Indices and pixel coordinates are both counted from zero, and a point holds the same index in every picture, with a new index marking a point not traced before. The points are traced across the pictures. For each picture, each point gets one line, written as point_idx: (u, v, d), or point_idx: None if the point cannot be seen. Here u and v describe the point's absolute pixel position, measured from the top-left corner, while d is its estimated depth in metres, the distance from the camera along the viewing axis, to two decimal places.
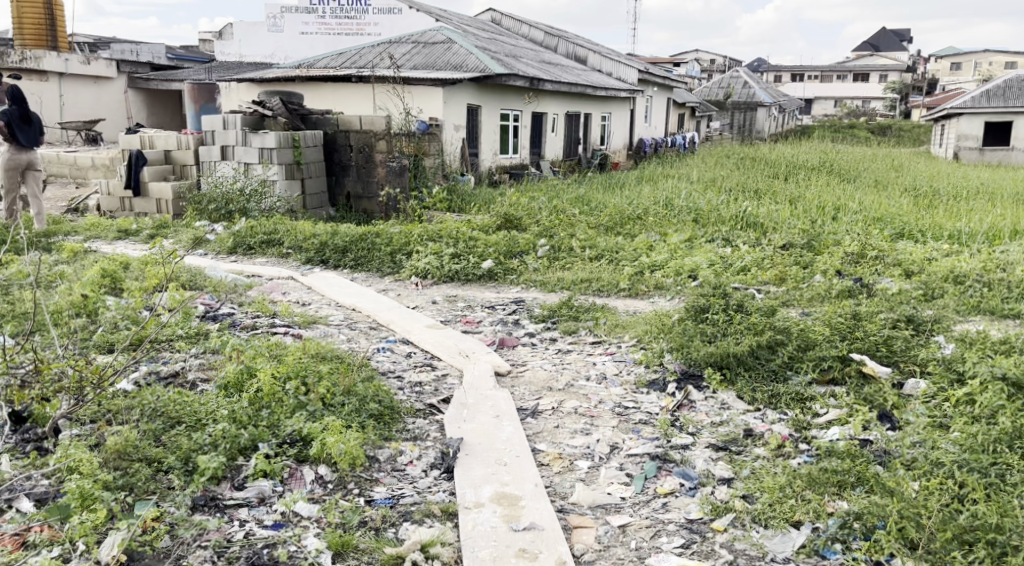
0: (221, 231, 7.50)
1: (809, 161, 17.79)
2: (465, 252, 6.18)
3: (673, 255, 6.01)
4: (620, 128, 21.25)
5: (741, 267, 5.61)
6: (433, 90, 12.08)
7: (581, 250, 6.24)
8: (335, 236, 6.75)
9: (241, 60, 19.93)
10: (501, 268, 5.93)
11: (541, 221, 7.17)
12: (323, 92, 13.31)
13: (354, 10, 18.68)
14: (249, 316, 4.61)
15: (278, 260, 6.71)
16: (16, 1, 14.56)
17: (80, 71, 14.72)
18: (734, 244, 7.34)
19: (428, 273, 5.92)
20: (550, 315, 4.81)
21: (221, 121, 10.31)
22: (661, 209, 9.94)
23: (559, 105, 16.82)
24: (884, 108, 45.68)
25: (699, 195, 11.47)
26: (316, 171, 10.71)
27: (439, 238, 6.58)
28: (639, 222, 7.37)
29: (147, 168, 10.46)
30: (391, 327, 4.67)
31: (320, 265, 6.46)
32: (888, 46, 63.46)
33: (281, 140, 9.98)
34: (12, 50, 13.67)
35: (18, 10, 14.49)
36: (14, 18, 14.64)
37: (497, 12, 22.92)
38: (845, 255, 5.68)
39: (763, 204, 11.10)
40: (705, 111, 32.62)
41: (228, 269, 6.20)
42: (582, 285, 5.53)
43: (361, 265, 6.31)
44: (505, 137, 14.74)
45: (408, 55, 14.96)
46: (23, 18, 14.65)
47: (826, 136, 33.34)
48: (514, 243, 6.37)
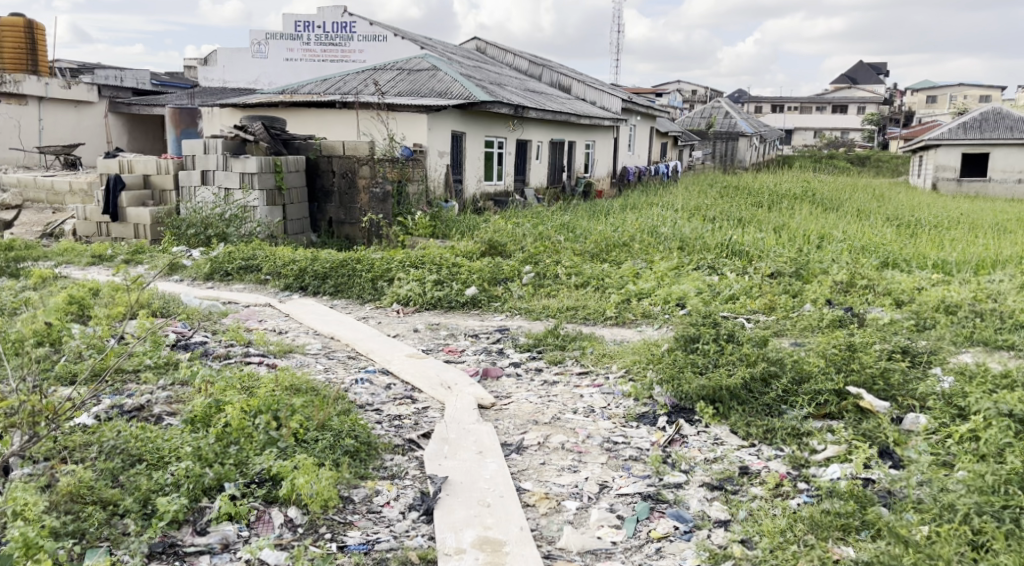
0: (198, 257, 7.34)
1: (792, 190, 17.85)
2: (449, 279, 6.03)
3: (660, 283, 5.90)
4: (604, 155, 21.30)
5: (731, 296, 5.50)
6: (417, 117, 12.01)
7: (567, 277, 6.10)
8: (315, 262, 6.59)
9: (224, 86, 19.85)
10: (486, 296, 5.79)
11: (525, 248, 7.04)
12: (306, 118, 13.22)
13: (339, 37, 18.70)
14: (222, 344, 4.43)
15: (256, 287, 6.54)
16: None
17: (59, 95, 14.57)
18: (720, 272, 7.26)
19: (410, 300, 5.77)
20: (536, 344, 4.66)
21: (201, 146, 10.17)
22: (645, 236, 9.88)
23: (544, 133, 16.81)
24: (863, 139, 46.39)
25: (684, 223, 11.43)
26: (297, 196, 10.56)
27: (421, 264, 6.44)
28: (625, 249, 7.27)
29: (125, 192, 10.28)
30: (370, 357, 4.50)
31: (299, 292, 6.31)
32: (867, 80, 64.64)
33: (263, 164, 9.84)
34: None
35: None
36: None
37: (482, 41, 23.05)
38: (834, 284, 5.59)
39: (747, 232, 11.08)
40: (687, 140, 32.91)
41: (204, 296, 6.03)
42: (567, 313, 5.40)
43: (341, 293, 6.16)
44: (489, 164, 14.68)
45: (393, 82, 14.92)
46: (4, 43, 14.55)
47: (807, 166, 33.71)
48: (498, 269, 6.22)
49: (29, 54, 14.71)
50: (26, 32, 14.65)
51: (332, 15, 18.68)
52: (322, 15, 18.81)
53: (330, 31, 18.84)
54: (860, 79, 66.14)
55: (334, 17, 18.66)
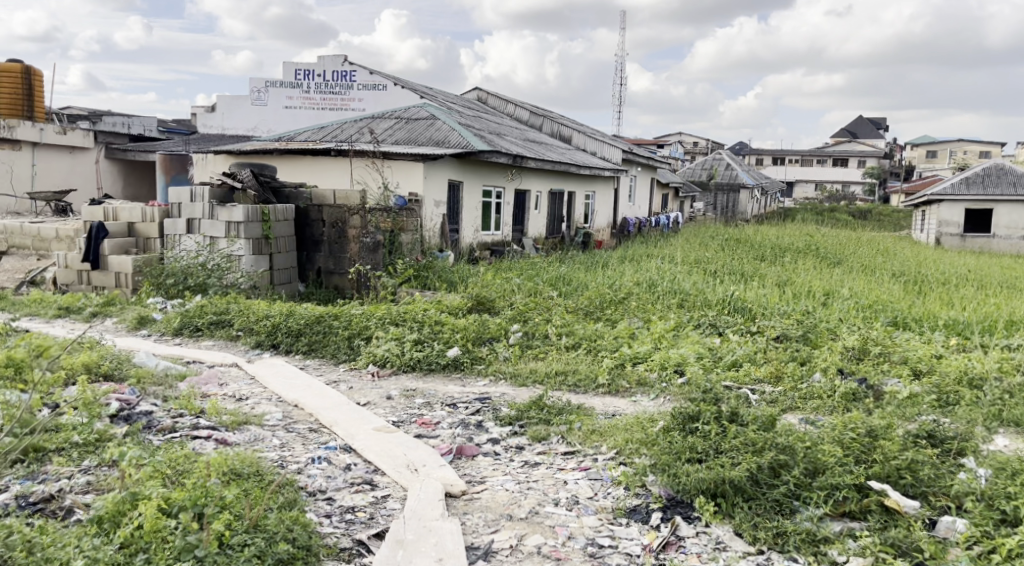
0: (170, 310, 6.96)
1: (795, 245, 17.51)
2: (431, 338, 5.61)
3: (658, 346, 5.46)
4: (604, 206, 21.08)
5: (733, 363, 5.05)
6: (413, 166, 11.74)
7: (558, 337, 5.65)
8: (290, 318, 6.19)
9: (222, 132, 19.73)
10: (470, 357, 5.36)
11: (515, 304, 6.62)
12: (299, 165, 12.95)
13: (339, 86, 18.58)
14: (170, 416, 3.99)
15: (226, 343, 6.14)
16: None
17: (54, 141, 14.38)
18: (721, 332, 6.85)
19: (387, 362, 5.34)
20: (519, 417, 4.19)
21: (188, 194, 9.87)
22: (643, 291, 9.51)
23: (542, 183, 16.54)
24: (864, 193, 46.45)
25: (684, 277, 11.04)
26: (285, 246, 10.20)
27: (402, 321, 6.02)
28: (621, 306, 6.86)
29: (107, 240, 9.96)
30: (332, 430, 4.05)
31: (270, 350, 5.90)
32: (866, 135, 65.28)
33: (249, 213, 9.50)
34: None
35: None
36: None
37: (483, 91, 23.02)
38: (845, 351, 5.15)
39: (749, 288, 10.70)
40: (689, 192, 32.85)
41: (165, 355, 5.63)
42: (555, 379, 4.96)
43: (315, 352, 5.75)
44: (487, 214, 14.38)
45: (390, 131, 14.71)
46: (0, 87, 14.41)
47: (809, 219, 33.58)
48: (484, 328, 5.78)
49: (26, 101, 14.60)
50: (23, 78, 14.52)
51: (332, 64, 18.60)
52: (322, 64, 18.74)
53: (330, 79, 18.74)
54: (860, 133, 66.69)
55: (334, 65, 18.59)
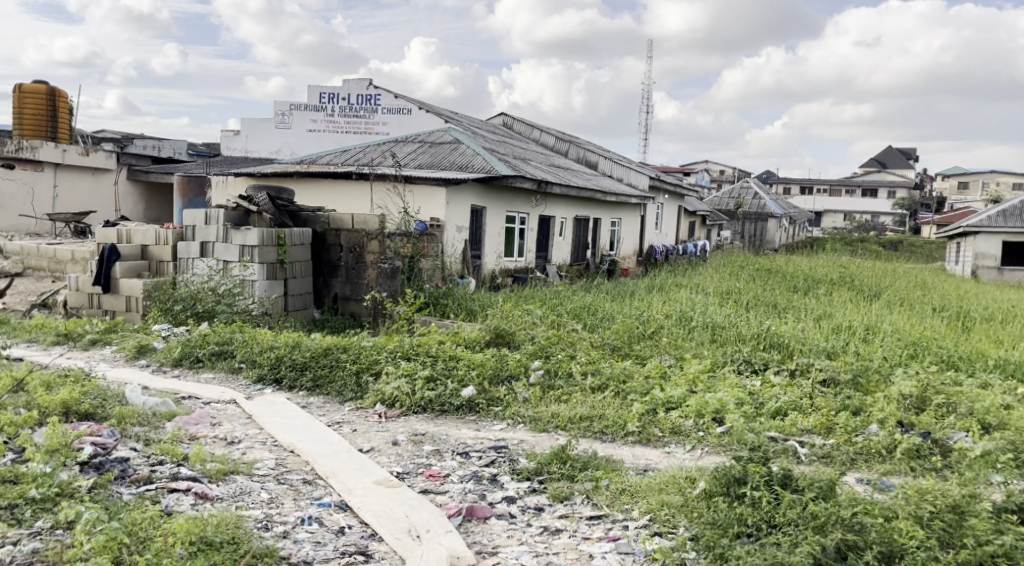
0: (171, 339, 6.62)
1: (828, 276, 16.91)
2: (445, 376, 5.15)
3: (693, 389, 4.96)
4: (629, 234, 20.66)
5: (778, 411, 4.53)
6: (435, 191, 11.41)
7: (583, 376, 5.16)
8: (295, 350, 5.80)
9: (246, 155, 19.61)
10: (486, 398, 4.90)
11: (536, 337, 6.15)
12: (318, 189, 12.66)
13: (363, 109, 18.36)
14: (148, 464, 3.58)
15: (227, 376, 5.75)
16: (19, 92, 14.30)
17: (77, 163, 14.23)
18: (758, 373, 6.34)
19: (396, 401, 4.91)
20: (538, 471, 3.71)
21: (203, 217, 9.58)
22: (670, 323, 9.04)
23: (567, 209, 16.15)
24: (895, 223, 45.65)
25: (714, 309, 10.54)
26: (301, 271, 9.83)
27: (414, 355, 5.59)
28: (651, 342, 6.37)
29: (119, 263, 9.68)
30: (328, 482, 3.61)
31: (272, 385, 5.49)
32: (897, 165, 64.56)
33: (264, 237, 9.15)
34: (10, 139, 13.03)
35: (19, 101, 14.23)
36: (16, 109, 14.34)
37: (509, 116, 22.76)
38: (903, 401, 4.62)
39: (783, 323, 10.18)
40: (716, 220, 32.35)
41: (159, 390, 5.26)
42: (580, 425, 4.48)
43: (321, 387, 5.34)
44: (510, 241, 13.99)
45: (413, 155, 14.41)
46: (25, 109, 14.32)
47: (840, 250, 32.88)
48: (502, 365, 5.30)
49: (50, 122, 14.49)
50: (47, 99, 14.43)
51: (357, 88, 18.42)
52: (347, 87, 18.57)
53: (354, 103, 18.54)
54: (890, 163, 65.86)
55: (359, 89, 18.40)
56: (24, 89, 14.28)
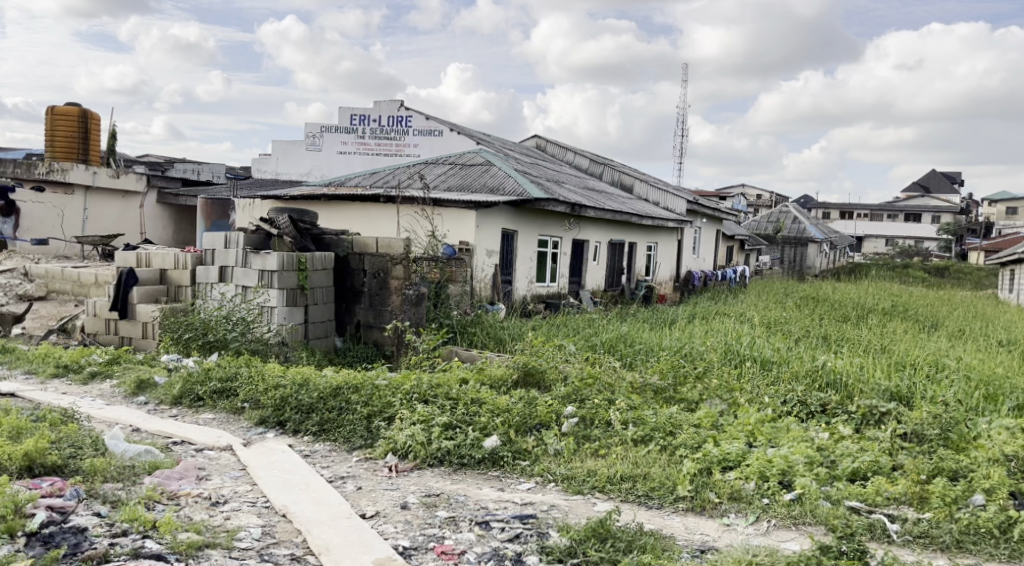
0: (175, 374, 6.13)
1: (878, 305, 16.06)
2: (466, 423, 4.54)
3: (752, 444, 4.28)
4: (666, 259, 20.01)
5: (856, 474, 3.85)
6: (465, 214, 10.91)
7: (624, 426, 4.51)
8: (302, 389, 5.23)
9: (276, 178, 19.36)
10: (512, 450, 4.28)
11: (570, 376, 5.50)
12: (344, 212, 12.22)
13: (394, 131, 17.97)
14: (106, 536, 3.03)
15: (228, 418, 5.21)
16: (52, 113, 13.84)
17: (108, 185, 13.90)
18: (819, 422, 5.64)
19: (410, 452, 4.33)
20: (573, 550, 3.09)
21: (222, 240, 9.14)
22: (714, 357, 8.39)
23: (602, 233, 15.55)
24: (939, 249, 44.42)
25: (760, 341, 9.85)
26: (323, 297, 9.20)
27: (433, 397, 4.97)
28: (699, 383, 5.69)
29: (137, 287, 9.32)
30: (321, 561, 3.04)
31: (275, 430, 4.94)
32: (940, 190, 63.17)
33: (285, 261, 8.55)
34: (41, 161, 12.88)
35: (52, 124, 13.79)
36: (49, 131, 13.92)
37: (542, 138, 22.29)
38: (1007, 464, 3.92)
39: (835, 358, 9.46)
40: (755, 245, 31.60)
41: (149, 435, 4.74)
42: (621, 486, 3.85)
43: (329, 432, 4.78)
44: (542, 265, 13.41)
45: (443, 177, 13.93)
46: (57, 131, 13.90)
47: (884, 276, 31.89)
48: (531, 410, 4.67)
49: (83, 143, 14.08)
50: (80, 121, 13.98)
51: (388, 109, 18.05)
52: (378, 109, 18.22)
53: (385, 124, 18.17)
54: (932, 187, 64.47)
55: (390, 111, 18.02)
56: (56, 112, 13.83)
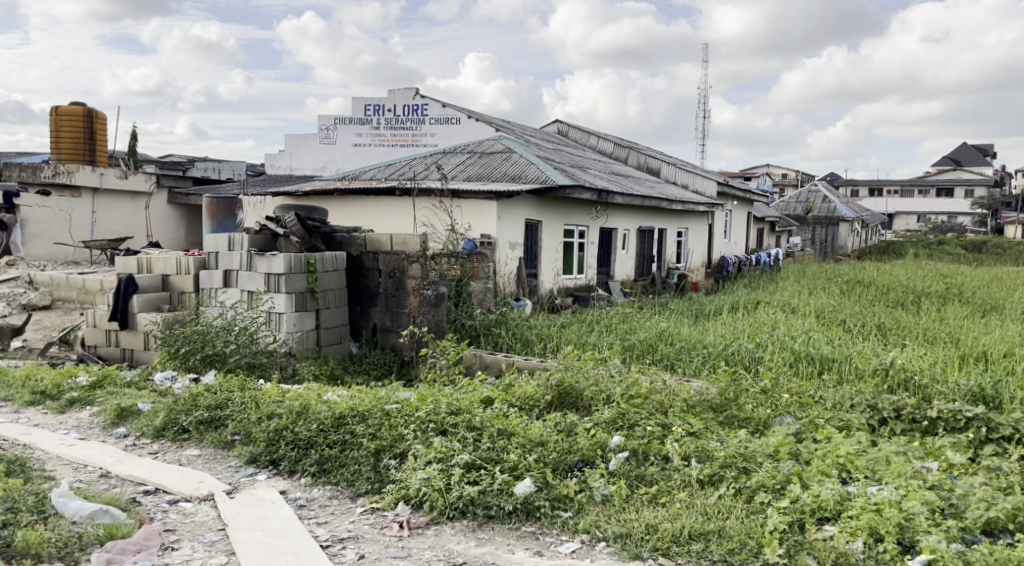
0: (163, 398, 5.40)
1: (930, 287, 15.05)
2: (493, 462, 3.76)
3: (848, 484, 3.45)
4: (697, 244, 19.10)
5: (992, 527, 3.07)
6: (486, 205, 10.11)
7: (685, 462, 3.71)
8: (300, 420, 4.46)
9: (290, 173, 18.68)
10: (550, 498, 3.49)
11: (612, 394, 4.69)
12: (358, 207, 11.45)
13: (409, 121, 17.19)
14: None
15: (216, 454, 4.48)
16: (56, 113, 13.05)
17: (116, 187, 13.22)
18: (906, 438, 4.80)
19: (425, 501, 3.56)
20: None
21: (226, 242, 8.40)
22: (764, 356, 7.54)
23: (631, 220, 14.68)
24: (974, 224, 42.96)
25: (813, 334, 8.98)
26: (336, 300, 8.36)
27: (453, 426, 4.17)
28: (762, 401, 4.86)
29: (137, 295, 8.67)
30: None
31: (268, 470, 4.21)
32: (971, 163, 61.55)
33: (292, 263, 7.79)
34: (46, 163, 12.19)
35: (56, 124, 13.00)
36: (53, 132, 13.14)
37: (564, 123, 21.36)
38: None
39: (895, 351, 8.59)
40: (785, 227, 30.61)
41: (122, 483, 4.01)
42: (693, 549, 3.06)
43: (331, 472, 4.04)
44: (568, 257, 12.56)
45: (461, 166, 13.11)
46: (62, 132, 13.12)
47: (921, 254, 30.76)
48: (572, 442, 3.87)
49: (89, 144, 13.30)
50: (86, 121, 13.13)
51: (403, 98, 17.26)
52: (392, 98, 17.43)
53: (401, 114, 17.37)
54: (964, 160, 62.51)
55: (405, 99, 17.23)
56: (60, 112, 13.04)
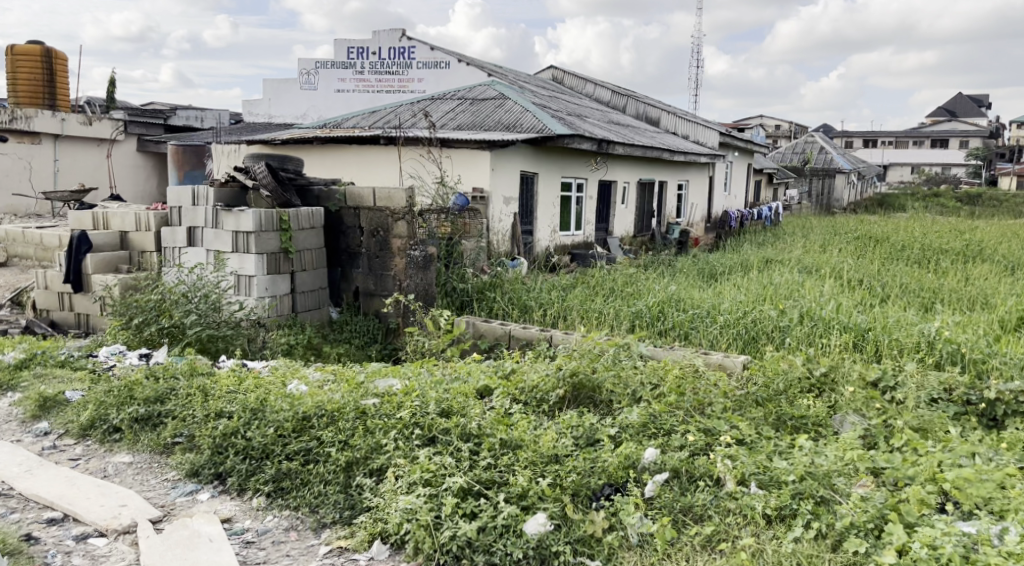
0: (97, 383, 4.51)
1: (948, 244, 14.21)
2: (496, 486, 2.94)
3: (967, 524, 2.62)
4: (697, 198, 18.21)
5: None
6: (478, 155, 9.17)
7: (742, 488, 2.90)
8: (254, 421, 3.58)
9: (269, 121, 17.46)
10: (571, 541, 2.69)
11: (634, 391, 3.84)
12: (339, 157, 10.42)
13: (395, 65, 16.05)
14: None
15: (152, 463, 3.63)
16: (11, 52, 11.83)
17: (79, 134, 12.08)
18: (975, 432, 3.99)
19: (409, 541, 2.77)
20: None
21: (190, 195, 7.30)
22: (786, 325, 6.70)
23: (631, 172, 13.73)
24: (969, 175, 42.22)
25: (835, 299, 8.14)
26: (313, 261, 7.39)
27: (442, 436, 3.32)
28: (808, 399, 4.02)
29: (91, 255, 7.71)
30: None
31: (214, 486, 3.38)
32: (967, 114, 60.56)
33: (262, 220, 6.83)
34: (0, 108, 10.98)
35: (11, 63, 11.79)
36: (8, 73, 11.94)
37: (558, 69, 20.16)
38: None
39: (926, 318, 7.77)
40: (783, 179, 29.75)
41: (22, 509, 3.17)
42: None
43: (290, 494, 3.20)
44: (566, 211, 11.66)
45: (451, 114, 12.07)
46: (18, 73, 11.92)
47: (921, 207, 29.96)
48: (598, 459, 3.04)
49: (49, 87, 12.09)
50: (44, 62, 11.92)
51: (389, 40, 16.10)
52: (377, 40, 16.25)
53: (386, 57, 16.23)
54: (958, 111, 61.40)
55: (391, 42, 16.07)
56: (16, 51, 11.83)
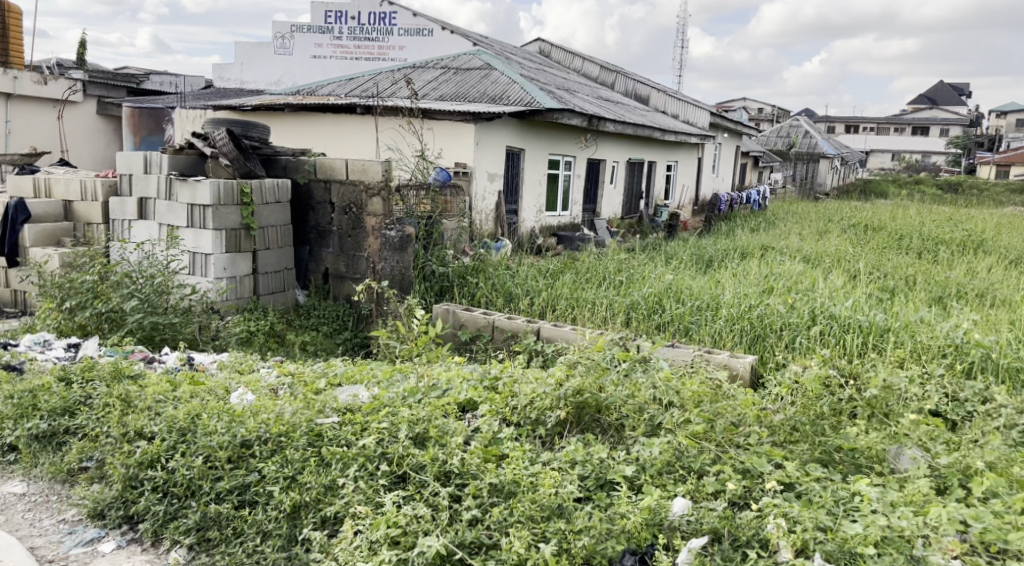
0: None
1: (947, 233, 13.66)
2: (483, 552, 2.30)
3: None
4: (686, 179, 17.55)
5: None
6: (462, 126, 8.42)
7: (801, 559, 2.26)
8: (180, 445, 2.85)
9: (240, 87, 16.30)
10: None
11: (648, 413, 3.16)
12: (312, 126, 9.60)
13: (375, 30, 15.16)
14: None
15: (51, 497, 2.91)
16: None
17: (34, 93, 11.09)
18: None
19: None
20: None
21: (141, 161, 6.48)
22: (798, 322, 6.03)
23: (621, 151, 13.04)
24: (949, 163, 41.97)
25: (840, 293, 7.49)
26: (279, 239, 6.61)
27: (415, 475, 2.62)
28: (850, 423, 3.38)
29: (29, 226, 6.87)
30: None
31: (126, 533, 2.68)
32: (948, 102, 60.41)
33: (220, 192, 6.05)
34: None
35: None
36: None
37: (546, 42, 19.28)
38: None
39: (939, 315, 7.14)
40: (768, 162, 29.16)
41: None
42: None
43: (218, 549, 2.53)
44: (553, 190, 10.94)
45: (433, 83, 11.26)
46: None
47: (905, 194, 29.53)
48: (617, 515, 2.36)
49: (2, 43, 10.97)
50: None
51: (369, 4, 15.20)
52: (356, 4, 15.33)
53: (365, 23, 15.32)
54: (939, 99, 61.15)
55: (371, 6, 15.16)
56: None
